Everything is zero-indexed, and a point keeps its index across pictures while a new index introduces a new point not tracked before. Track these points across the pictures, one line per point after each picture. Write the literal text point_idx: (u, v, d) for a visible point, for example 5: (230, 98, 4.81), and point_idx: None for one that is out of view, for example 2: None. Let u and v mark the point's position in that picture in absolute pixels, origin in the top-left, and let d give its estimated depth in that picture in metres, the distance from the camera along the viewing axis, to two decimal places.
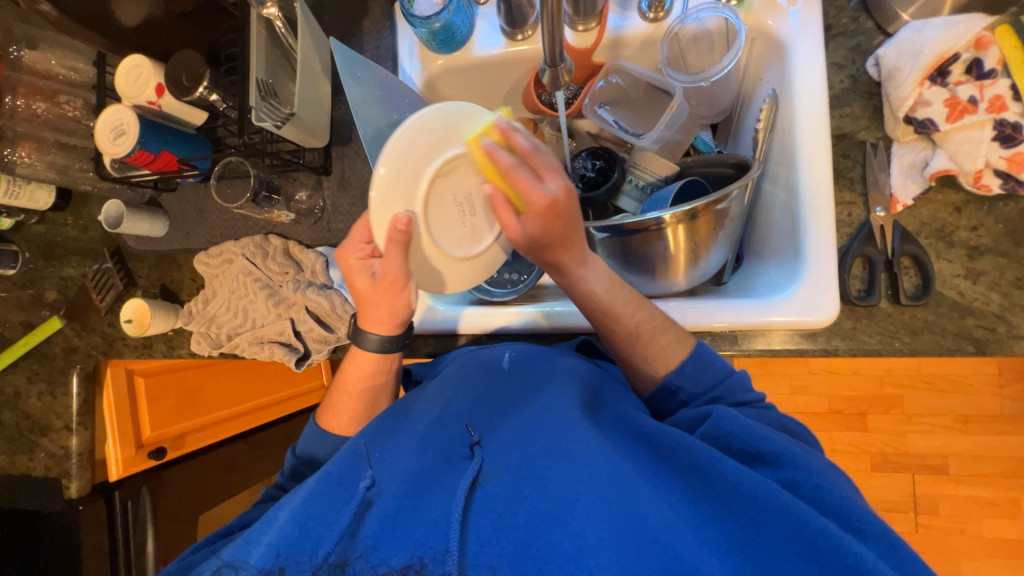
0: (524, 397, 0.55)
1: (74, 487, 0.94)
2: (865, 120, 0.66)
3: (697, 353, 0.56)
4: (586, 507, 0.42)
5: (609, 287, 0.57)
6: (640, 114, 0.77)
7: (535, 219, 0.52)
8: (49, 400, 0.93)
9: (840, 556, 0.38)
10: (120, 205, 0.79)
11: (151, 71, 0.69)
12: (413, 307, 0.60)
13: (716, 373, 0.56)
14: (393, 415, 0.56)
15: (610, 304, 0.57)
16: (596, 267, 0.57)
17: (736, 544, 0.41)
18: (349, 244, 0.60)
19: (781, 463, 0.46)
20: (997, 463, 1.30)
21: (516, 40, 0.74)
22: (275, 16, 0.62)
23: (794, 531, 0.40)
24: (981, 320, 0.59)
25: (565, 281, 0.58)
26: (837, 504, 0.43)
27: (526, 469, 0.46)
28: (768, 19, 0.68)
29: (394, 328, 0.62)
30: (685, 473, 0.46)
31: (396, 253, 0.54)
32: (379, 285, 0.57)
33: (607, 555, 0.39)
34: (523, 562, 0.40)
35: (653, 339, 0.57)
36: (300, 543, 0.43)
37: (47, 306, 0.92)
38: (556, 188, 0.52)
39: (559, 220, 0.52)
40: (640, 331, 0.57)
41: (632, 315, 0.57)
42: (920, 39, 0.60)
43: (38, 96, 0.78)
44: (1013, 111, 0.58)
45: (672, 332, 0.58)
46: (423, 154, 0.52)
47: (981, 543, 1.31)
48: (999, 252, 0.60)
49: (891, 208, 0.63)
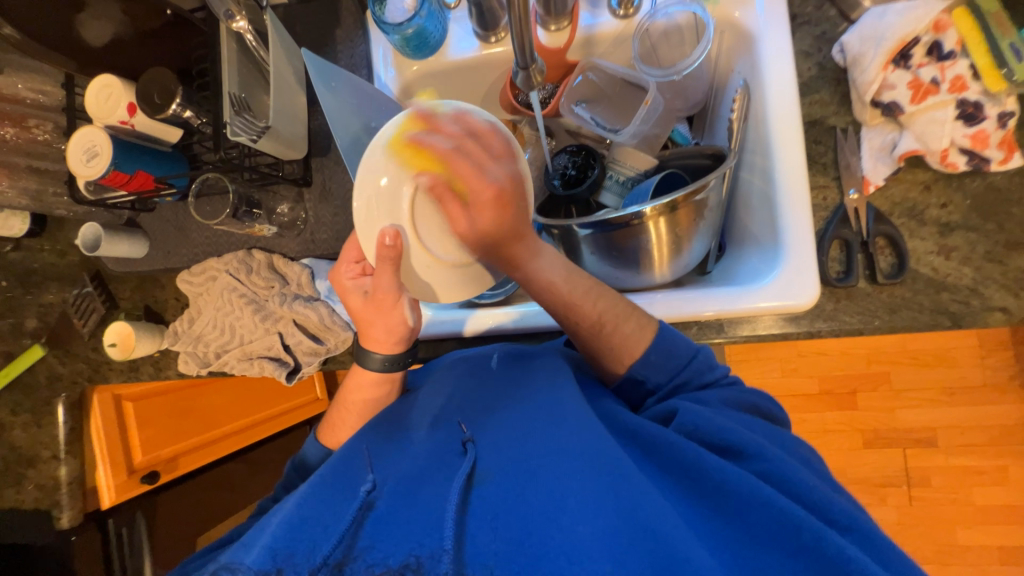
0: (515, 394, 0.54)
1: (65, 517, 0.92)
2: (834, 105, 0.68)
3: (663, 337, 0.56)
4: (580, 503, 0.43)
5: (567, 276, 0.55)
6: (617, 111, 0.78)
7: (489, 206, 0.53)
8: (35, 430, 0.91)
9: (824, 550, 0.39)
10: (96, 227, 0.77)
11: (121, 91, 0.68)
12: (409, 322, 0.59)
13: (680, 357, 0.55)
14: (387, 423, 0.57)
15: (571, 296, 0.55)
16: (550, 256, 0.55)
17: (725, 537, 0.42)
18: (340, 265, 0.61)
19: (753, 457, 0.46)
20: (983, 433, 1.33)
21: (489, 42, 0.75)
22: (244, 30, 0.62)
23: (778, 524, 0.41)
24: (956, 294, 0.61)
25: (519, 275, 0.56)
26: (812, 498, 0.43)
27: (520, 466, 0.46)
28: (736, 12, 0.70)
29: (394, 347, 0.61)
30: (676, 469, 0.47)
31: (389, 269, 0.55)
32: (372, 303, 0.58)
33: (601, 548, 0.40)
34: (518, 557, 0.41)
35: (617, 329, 0.55)
36: (296, 547, 0.43)
37: (26, 334, 0.90)
38: (499, 175, 0.54)
39: (508, 210, 0.53)
40: (603, 321, 0.55)
41: (593, 305, 0.55)
42: (882, 24, 0.62)
43: (4, 121, 0.76)
44: (974, 90, 0.60)
45: (636, 319, 0.56)
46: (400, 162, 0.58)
47: (972, 511, 1.35)
48: (969, 227, 0.62)
49: (864, 190, 0.64)
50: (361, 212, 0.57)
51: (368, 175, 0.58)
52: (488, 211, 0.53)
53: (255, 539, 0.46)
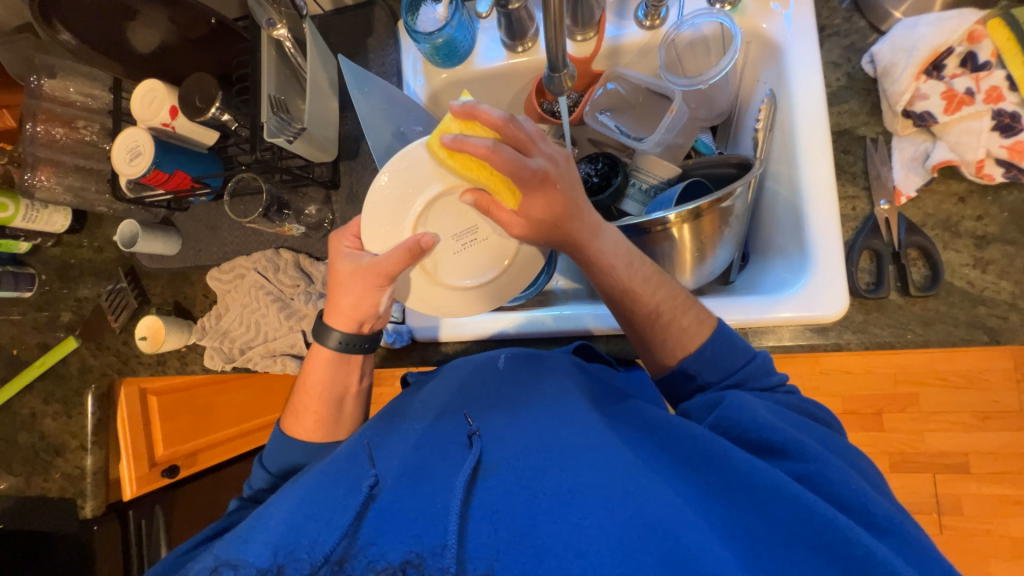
0: (523, 390, 0.55)
1: (88, 507, 0.93)
2: (863, 115, 0.67)
3: (720, 332, 0.56)
4: (587, 495, 0.42)
5: (627, 265, 0.56)
6: (641, 120, 0.79)
7: (536, 192, 0.53)
8: (64, 420, 0.94)
9: (852, 548, 0.38)
10: (134, 224, 0.80)
11: (165, 94, 0.71)
12: (379, 308, 0.60)
13: (739, 355, 0.55)
14: (390, 419, 0.58)
15: (630, 282, 0.56)
16: (611, 236, 0.56)
17: (745, 534, 0.41)
18: (343, 232, 0.63)
19: (794, 457, 0.46)
20: (1020, 461, 1.27)
21: (516, 52, 0.76)
22: (285, 37, 0.65)
23: (802, 522, 0.40)
24: (993, 308, 0.59)
25: (585, 254, 0.57)
26: (851, 494, 0.43)
27: (526, 459, 0.46)
28: (762, 22, 0.70)
29: (351, 325, 0.62)
30: (688, 465, 0.47)
31: (401, 259, 0.55)
32: (358, 276, 0.58)
33: (611, 541, 0.39)
34: (523, 549, 0.40)
35: (674, 320, 0.57)
36: (298, 543, 0.43)
37: (62, 327, 0.94)
38: (542, 160, 0.52)
39: (556, 188, 0.52)
40: (660, 310, 0.57)
41: (652, 294, 0.56)
42: (913, 35, 0.61)
43: (55, 122, 0.81)
44: (1010, 101, 0.59)
45: (693, 313, 0.57)
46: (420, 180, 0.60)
47: (1009, 543, 1.28)
48: (1006, 240, 0.60)
49: (895, 200, 0.63)
50: (369, 214, 0.60)
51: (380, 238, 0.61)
52: (537, 196, 0.53)
53: (254, 531, 0.45)
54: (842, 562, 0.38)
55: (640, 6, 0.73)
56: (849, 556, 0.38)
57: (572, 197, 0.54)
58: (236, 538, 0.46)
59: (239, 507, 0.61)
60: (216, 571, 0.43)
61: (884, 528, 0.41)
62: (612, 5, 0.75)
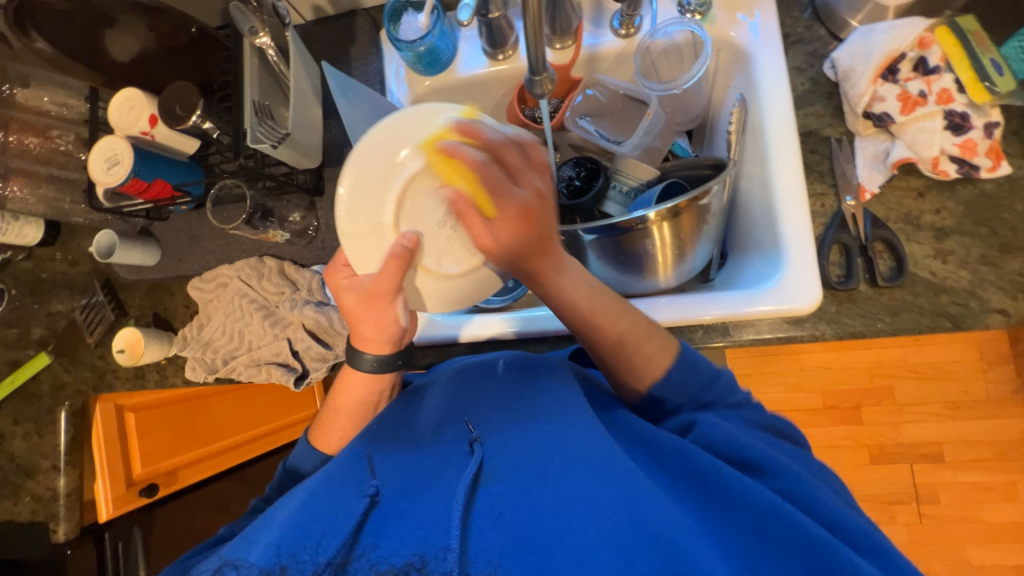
0: (524, 394, 0.55)
1: (62, 530, 0.90)
2: (828, 117, 0.71)
3: (683, 356, 0.55)
4: (589, 504, 0.43)
5: (587, 297, 0.54)
6: (620, 124, 0.81)
7: (508, 220, 0.50)
8: (35, 440, 0.90)
9: (836, 560, 0.40)
10: (112, 235, 0.79)
11: (144, 103, 0.70)
12: (401, 322, 0.60)
13: (703, 376, 0.55)
14: (389, 421, 0.57)
15: (594, 318, 0.55)
16: (575, 274, 0.54)
17: (736, 547, 0.43)
18: (334, 266, 0.63)
19: (774, 473, 0.48)
20: (990, 447, 1.32)
21: (497, 60, 0.78)
22: (267, 45, 0.66)
23: (793, 539, 0.42)
24: (954, 297, 0.62)
25: (542, 289, 0.55)
26: (824, 511, 0.45)
27: (527, 467, 0.47)
28: (731, 31, 0.73)
29: (385, 347, 0.62)
30: (688, 479, 0.48)
31: (395, 271, 0.54)
32: (364, 300, 0.58)
33: (610, 549, 0.40)
34: (524, 555, 0.41)
35: (642, 350, 0.55)
36: (302, 544, 0.43)
37: (32, 344, 0.90)
38: (526, 193, 0.51)
39: (531, 226, 0.51)
40: (625, 342, 0.55)
41: (615, 327, 0.55)
42: (869, 42, 0.66)
43: (30, 132, 0.80)
44: (960, 102, 0.63)
45: (659, 340, 0.55)
46: (377, 179, 0.57)
47: (985, 529, 1.33)
48: (963, 231, 0.64)
49: (860, 197, 0.66)
50: (345, 243, 0.56)
51: (365, 245, 0.56)
52: (509, 225, 0.50)
53: (260, 533, 0.45)
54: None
55: (616, 16, 0.76)
56: (835, 572, 0.40)
57: (552, 234, 0.52)
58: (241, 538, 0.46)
59: (255, 508, 0.61)
60: (220, 570, 0.43)
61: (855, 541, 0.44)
62: (589, 14, 0.78)
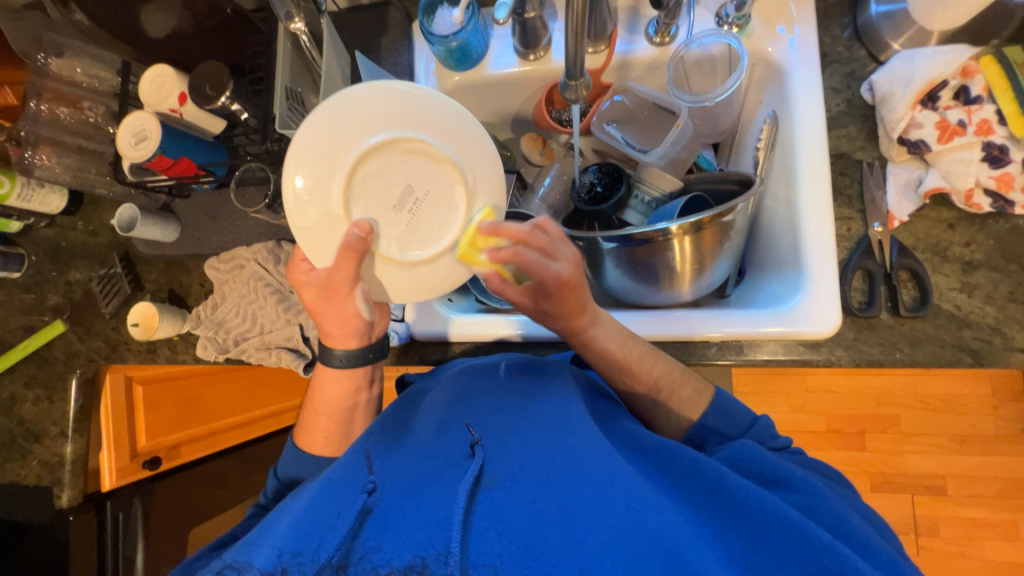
0: (524, 402, 0.55)
1: (65, 497, 0.91)
2: (861, 140, 0.70)
3: (718, 401, 0.59)
4: (589, 511, 0.42)
5: (622, 345, 0.59)
6: (647, 133, 0.80)
7: (554, 296, 0.55)
8: (45, 405, 0.91)
9: (845, 569, 0.40)
10: (134, 209, 0.80)
11: (174, 80, 0.70)
12: (363, 315, 0.61)
13: (739, 421, 0.58)
14: (394, 428, 0.58)
15: (631, 364, 0.59)
16: (609, 325, 0.59)
17: (741, 552, 0.42)
18: (295, 261, 0.61)
19: (795, 488, 0.48)
20: (995, 485, 1.30)
21: (528, 60, 0.78)
22: (301, 31, 0.64)
23: (799, 545, 0.41)
24: (978, 332, 0.61)
25: (578, 340, 0.60)
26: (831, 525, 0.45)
27: (529, 471, 0.46)
28: (768, 46, 0.72)
29: (351, 341, 0.64)
30: (690, 487, 0.47)
31: (350, 261, 0.54)
32: (325, 295, 0.59)
33: (613, 557, 0.40)
34: (524, 563, 0.39)
35: (673, 395, 0.60)
36: (303, 547, 0.43)
37: (49, 310, 0.91)
38: (565, 267, 0.54)
39: (575, 294, 0.55)
40: (659, 386, 0.60)
41: (650, 370, 0.59)
42: (910, 66, 0.64)
43: (61, 101, 0.81)
44: (999, 134, 0.62)
45: (693, 385, 0.60)
46: (323, 163, 0.53)
47: (982, 566, 1.31)
48: (992, 266, 0.63)
49: (888, 224, 0.65)
50: (301, 238, 0.55)
51: (317, 232, 0.54)
52: (554, 299, 0.55)
53: (266, 536, 0.45)
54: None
55: (651, 23, 0.75)
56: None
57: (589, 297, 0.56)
58: (246, 542, 0.45)
59: (252, 514, 0.63)
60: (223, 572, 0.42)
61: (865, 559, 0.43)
62: (624, 20, 0.77)
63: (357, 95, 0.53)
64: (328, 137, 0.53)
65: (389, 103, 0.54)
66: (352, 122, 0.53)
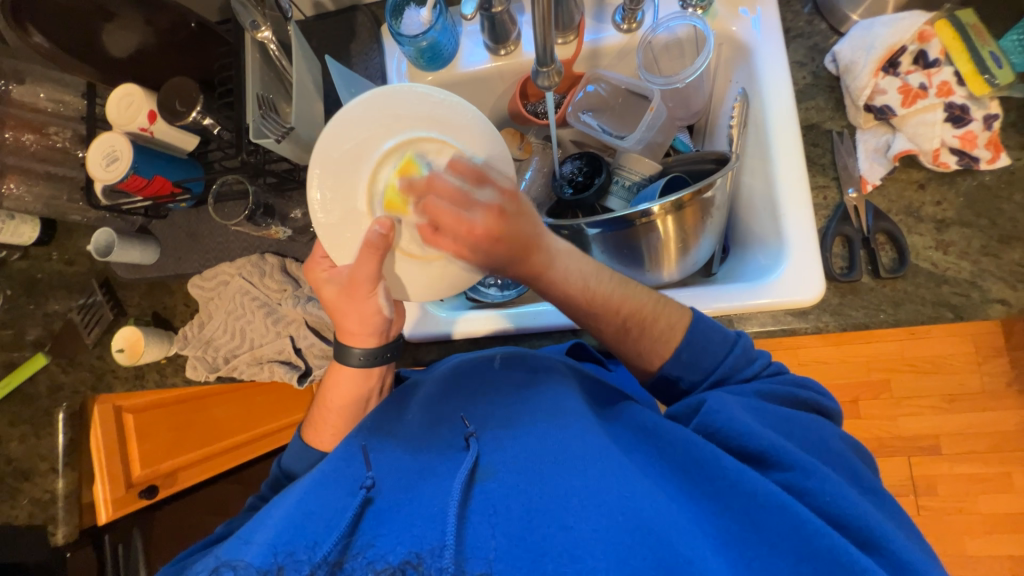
0: (521, 393, 0.56)
1: (60, 534, 0.89)
2: (829, 111, 0.71)
3: (694, 330, 0.57)
4: (583, 500, 0.43)
5: (583, 286, 0.55)
6: (623, 119, 0.81)
7: (481, 245, 0.50)
8: (33, 442, 0.88)
9: (832, 554, 0.39)
10: (110, 232, 0.78)
11: (142, 99, 0.69)
12: (384, 312, 0.60)
13: (720, 344, 0.57)
14: (386, 417, 0.57)
15: (592, 303, 0.56)
16: (567, 262, 0.55)
17: (731, 537, 0.42)
18: (314, 258, 0.61)
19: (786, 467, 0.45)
20: (984, 439, 1.34)
21: (499, 55, 0.78)
22: (269, 40, 0.64)
23: (789, 530, 0.41)
24: (955, 287, 0.63)
25: (541, 286, 0.56)
26: (832, 504, 0.43)
27: (524, 464, 0.46)
28: (732, 26, 0.73)
29: (370, 340, 0.62)
30: (680, 469, 0.47)
31: (371, 257, 0.53)
32: (346, 293, 0.58)
33: (606, 546, 0.40)
34: (519, 554, 0.40)
35: (645, 331, 0.57)
36: (299, 544, 0.42)
37: (28, 344, 0.89)
38: (482, 213, 0.49)
39: (500, 243, 0.50)
40: (629, 325, 0.57)
41: (618, 309, 0.56)
42: (870, 35, 0.66)
43: (26, 128, 0.79)
44: (960, 94, 0.64)
45: (667, 317, 0.57)
46: (348, 168, 0.56)
47: (980, 520, 1.35)
48: (963, 223, 0.65)
49: (862, 188, 0.67)
50: (323, 234, 0.56)
51: (340, 230, 0.56)
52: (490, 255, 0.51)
53: (254, 534, 0.44)
54: (822, 567, 0.39)
55: (618, 10, 0.76)
56: (828, 562, 0.39)
57: (530, 233, 0.51)
58: (237, 540, 0.45)
59: (250, 506, 0.61)
60: (217, 571, 0.41)
61: (871, 542, 0.41)
62: (591, 9, 0.78)
63: (374, 100, 0.54)
64: (348, 141, 0.55)
65: (414, 108, 0.56)
66: (380, 127, 0.56)
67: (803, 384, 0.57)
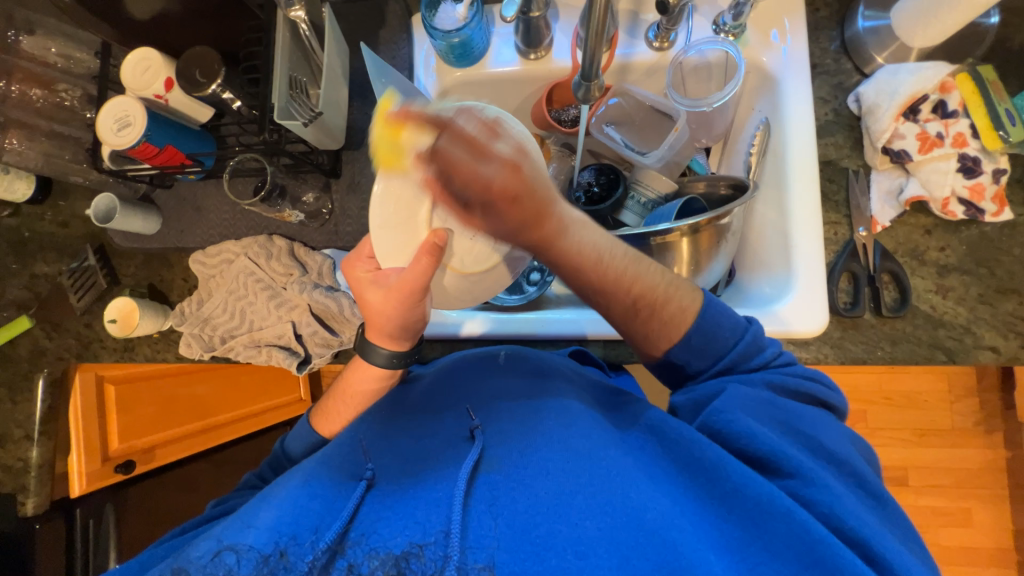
0: (528, 390, 0.55)
1: (30, 504, 0.87)
2: (847, 149, 0.73)
3: (704, 323, 0.53)
4: (587, 498, 0.43)
5: (597, 261, 0.52)
6: (644, 135, 0.82)
7: (492, 212, 0.50)
8: (8, 407, 0.85)
9: (835, 564, 0.38)
10: (112, 198, 0.76)
11: (160, 65, 0.67)
12: (426, 318, 0.59)
13: (727, 337, 0.54)
14: (388, 410, 0.57)
15: (602, 280, 0.53)
16: (582, 231, 0.52)
17: (735, 543, 0.42)
18: (354, 257, 0.61)
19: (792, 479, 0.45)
20: (950, 475, 1.39)
21: (529, 59, 0.78)
22: (301, 19, 0.63)
23: (792, 537, 0.40)
24: (951, 331, 0.66)
25: (550, 256, 0.54)
26: (834, 514, 0.42)
27: (529, 458, 0.46)
28: (763, 55, 0.74)
29: (402, 343, 0.61)
30: (685, 470, 0.47)
31: (428, 265, 0.53)
32: (392, 296, 0.55)
33: (608, 544, 0.40)
34: (522, 547, 0.40)
35: (655, 315, 0.54)
36: (299, 528, 0.42)
37: (11, 305, 0.85)
38: (497, 168, 0.48)
39: (518, 202, 0.49)
40: (639, 305, 0.54)
41: (628, 289, 0.53)
42: (895, 81, 0.68)
43: (34, 83, 0.76)
44: (973, 147, 0.67)
45: (680, 301, 0.54)
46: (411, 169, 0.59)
47: (939, 551, 1.40)
48: (963, 270, 0.67)
49: (872, 228, 0.69)
50: (378, 234, 0.60)
51: (398, 234, 0.60)
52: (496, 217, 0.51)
53: (255, 516, 0.43)
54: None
55: (651, 27, 0.77)
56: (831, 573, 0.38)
57: (543, 197, 0.50)
58: (237, 521, 0.44)
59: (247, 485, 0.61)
60: (218, 555, 0.40)
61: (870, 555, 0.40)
62: (625, 23, 0.78)
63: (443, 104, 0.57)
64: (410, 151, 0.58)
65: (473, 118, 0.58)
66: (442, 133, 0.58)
67: (813, 377, 0.55)
